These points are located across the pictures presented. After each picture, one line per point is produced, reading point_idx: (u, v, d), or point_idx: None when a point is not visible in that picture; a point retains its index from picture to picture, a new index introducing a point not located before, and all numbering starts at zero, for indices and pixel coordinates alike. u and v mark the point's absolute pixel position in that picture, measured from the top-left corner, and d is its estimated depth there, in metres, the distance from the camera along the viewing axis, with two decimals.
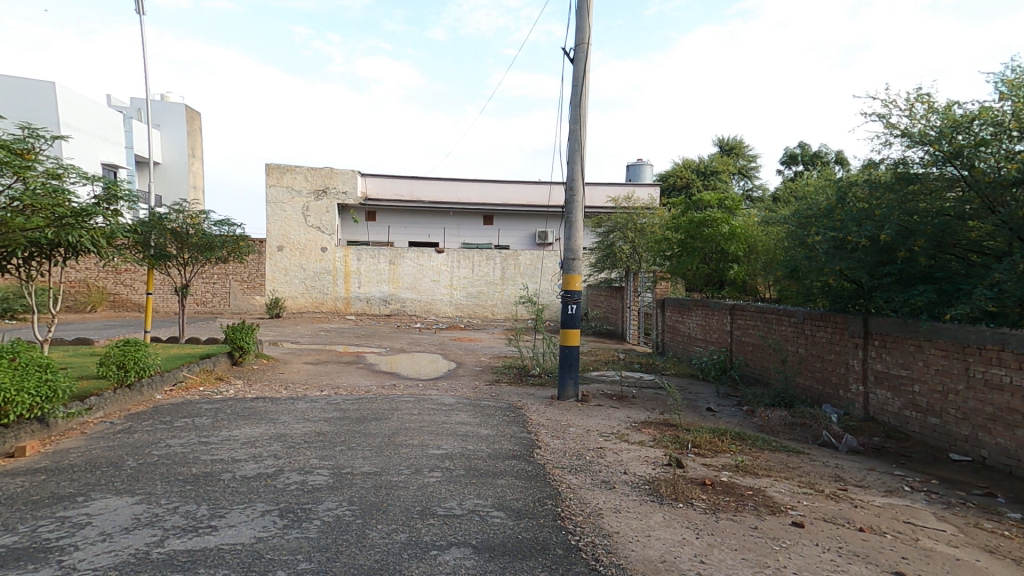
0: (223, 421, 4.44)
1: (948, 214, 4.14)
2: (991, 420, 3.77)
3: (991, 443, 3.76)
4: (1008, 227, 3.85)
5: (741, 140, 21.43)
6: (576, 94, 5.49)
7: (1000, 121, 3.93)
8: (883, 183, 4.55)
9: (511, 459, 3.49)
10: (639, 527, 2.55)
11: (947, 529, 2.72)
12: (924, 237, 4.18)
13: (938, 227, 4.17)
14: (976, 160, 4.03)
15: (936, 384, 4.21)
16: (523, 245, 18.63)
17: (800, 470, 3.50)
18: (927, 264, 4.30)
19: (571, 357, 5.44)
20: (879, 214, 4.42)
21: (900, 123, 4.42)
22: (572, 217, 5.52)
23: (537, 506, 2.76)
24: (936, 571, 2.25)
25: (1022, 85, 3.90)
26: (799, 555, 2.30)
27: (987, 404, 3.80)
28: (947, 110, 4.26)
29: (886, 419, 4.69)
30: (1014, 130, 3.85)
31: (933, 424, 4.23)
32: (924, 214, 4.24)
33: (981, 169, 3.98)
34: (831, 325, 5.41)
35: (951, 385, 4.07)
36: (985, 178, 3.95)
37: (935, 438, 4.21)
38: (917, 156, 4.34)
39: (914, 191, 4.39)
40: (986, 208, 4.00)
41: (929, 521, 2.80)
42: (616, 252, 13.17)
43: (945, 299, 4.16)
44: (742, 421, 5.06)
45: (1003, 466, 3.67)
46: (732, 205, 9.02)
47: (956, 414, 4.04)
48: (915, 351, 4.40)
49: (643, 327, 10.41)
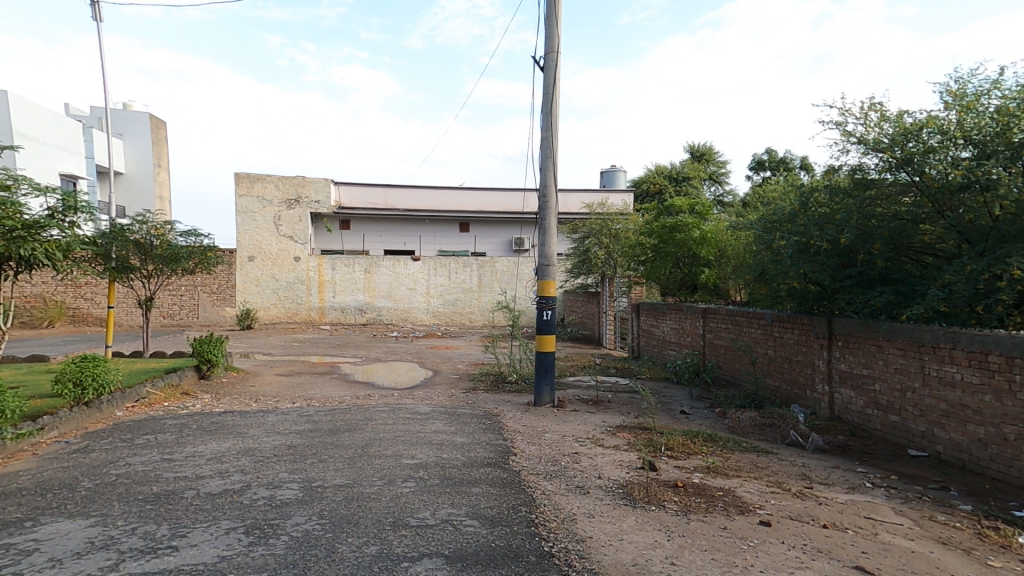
0: (187, 437, 4.33)
1: (903, 218, 4.31)
2: (945, 416, 3.91)
3: (945, 439, 3.91)
4: (957, 231, 4.07)
5: (711, 147, 21.85)
6: (547, 102, 5.54)
7: (946, 129, 4.10)
8: (842, 190, 4.70)
9: (486, 467, 3.48)
10: (612, 531, 2.57)
11: (904, 523, 2.80)
12: (881, 241, 4.33)
13: (894, 231, 4.32)
14: (925, 166, 4.17)
15: (895, 382, 4.35)
16: (499, 252, 18.65)
17: (769, 470, 3.56)
18: (885, 267, 4.45)
19: (546, 363, 5.44)
20: (839, 218, 4.56)
21: (856, 132, 4.57)
22: (545, 224, 5.55)
23: (511, 513, 2.76)
24: (893, 564, 2.32)
25: (966, 95, 4.08)
26: (765, 553, 2.35)
27: (941, 401, 3.94)
28: (899, 119, 4.42)
29: (850, 418, 4.82)
30: (959, 138, 4.02)
31: (893, 421, 4.36)
32: (880, 219, 4.39)
33: (931, 176, 4.13)
34: (797, 327, 5.54)
35: (909, 384, 4.21)
36: (935, 184, 4.09)
37: (895, 435, 4.34)
38: (872, 162, 4.49)
39: (870, 196, 4.52)
40: (936, 213, 4.17)
41: (888, 516, 2.88)
42: (591, 258, 13.23)
43: (902, 299, 4.31)
44: (714, 422, 5.14)
45: (959, 461, 3.80)
46: (703, 210, 9.17)
47: (914, 411, 4.17)
48: (876, 351, 4.54)
49: (619, 332, 10.49)
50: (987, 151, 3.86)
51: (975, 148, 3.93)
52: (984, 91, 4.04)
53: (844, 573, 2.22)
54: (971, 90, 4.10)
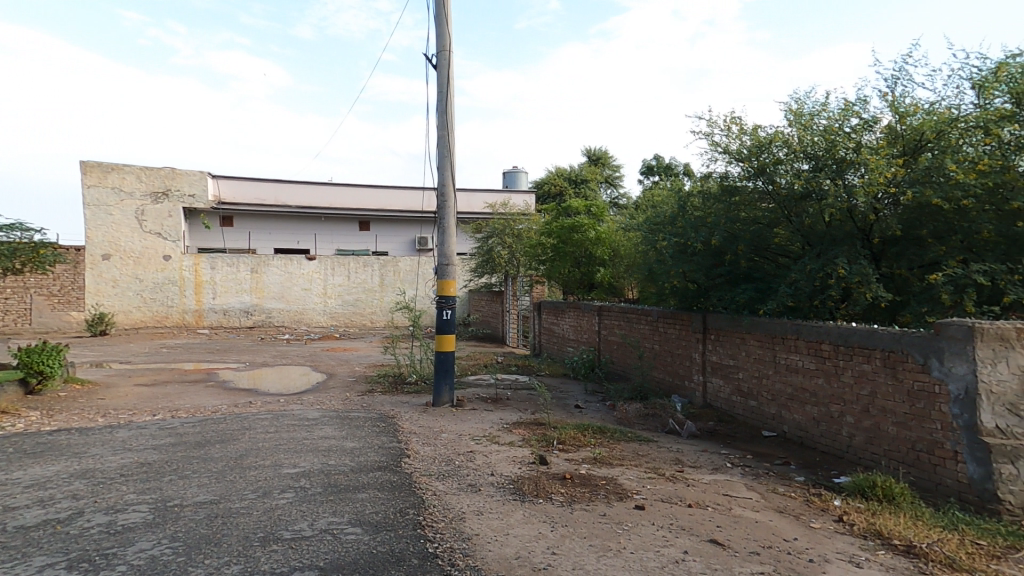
0: (7, 462, 3.78)
1: (760, 223, 4.83)
2: (791, 400, 4.45)
3: (791, 419, 4.45)
4: (801, 235, 4.70)
5: (607, 151, 22.96)
6: (441, 100, 5.50)
7: (790, 144, 4.64)
8: (712, 196, 5.14)
9: (375, 471, 3.38)
10: (499, 526, 2.60)
11: (753, 496, 3.11)
12: (744, 243, 4.84)
13: (754, 235, 4.86)
14: (776, 175, 4.67)
15: (754, 370, 4.85)
16: (403, 251, 18.27)
17: (648, 457, 3.80)
18: (747, 266, 4.97)
19: (446, 363, 5.40)
20: (711, 222, 4.98)
21: (721, 142, 4.99)
22: (444, 223, 5.52)
23: (397, 517, 2.70)
24: (742, 535, 2.57)
25: (804, 113, 4.64)
26: (637, 535, 2.50)
27: (788, 385, 4.48)
28: (754, 132, 4.90)
29: (719, 405, 5.29)
30: (800, 153, 4.60)
31: (753, 406, 4.86)
32: (742, 223, 4.91)
33: (780, 184, 4.65)
34: (678, 323, 5.96)
35: (764, 371, 4.72)
36: (785, 193, 4.63)
37: (753, 418, 4.84)
38: (735, 171, 4.94)
39: (735, 202, 5.01)
40: (784, 218, 4.78)
41: (741, 491, 3.18)
42: (495, 257, 13.36)
43: (760, 295, 4.84)
44: (604, 415, 5.39)
45: (799, 438, 4.37)
46: (598, 211, 9.56)
47: (768, 396, 4.69)
48: (739, 343, 5.01)
49: (522, 330, 10.70)
50: (822, 165, 4.45)
51: (813, 162, 4.51)
52: (817, 111, 4.64)
53: (702, 546, 2.42)
54: (807, 110, 4.66)
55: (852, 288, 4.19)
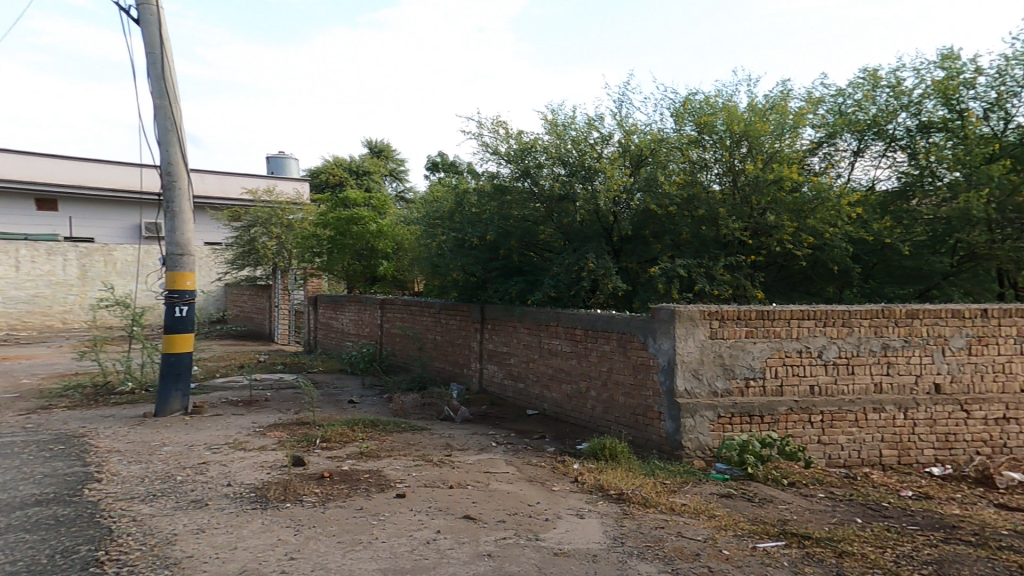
0: None
1: (528, 220, 5.46)
2: (551, 379, 5.19)
3: (549, 397, 5.21)
4: (560, 232, 5.50)
5: (389, 145, 22.75)
6: (154, 63, 5.08)
7: (550, 151, 5.36)
8: (486, 194, 5.53)
9: (29, 509, 2.75)
10: (226, 540, 2.37)
11: (508, 470, 3.45)
12: (515, 238, 5.42)
13: (523, 231, 5.46)
14: (539, 177, 5.33)
15: (523, 356, 5.44)
16: (126, 237, 17.14)
17: (418, 445, 3.85)
18: (518, 260, 5.59)
19: (180, 365, 5.03)
20: (485, 219, 5.43)
21: (492, 145, 5.36)
22: (175, 206, 5.18)
23: (59, 560, 2.22)
24: (492, 508, 2.83)
25: (560, 124, 5.37)
26: (388, 526, 2.53)
27: (548, 367, 5.21)
28: (521, 134, 5.42)
29: (493, 390, 5.73)
30: (558, 159, 5.35)
31: (520, 388, 5.46)
32: (514, 220, 5.44)
33: (543, 185, 5.32)
34: (459, 315, 6.19)
35: (531, 356, 5.35)
36: (549, 193, 5.34)
37: (519, 398, 5.47)
38: (506, 170, 5.42)
39: (506, 200, 5.50)
40: (547, 216, 5.49)
41: (501, 467, 3.50)
42: (259, 248, 12.19)
43: (529, 286, 5.49)
44: (379, 408, 5.28)
45: (556, 413, 5.13)
46: (378, 203, 9.38)
47: (532, 378, 5.35)
48: (511, 332, 5.52)
49: (293, 326, 9.97)
50: (575, 170, 5.27)
51: (567, 167, 5.30)
52: (569, 122, 5.39)
53: (455, 524, 2.60)
54: (561, 121, 5.38)
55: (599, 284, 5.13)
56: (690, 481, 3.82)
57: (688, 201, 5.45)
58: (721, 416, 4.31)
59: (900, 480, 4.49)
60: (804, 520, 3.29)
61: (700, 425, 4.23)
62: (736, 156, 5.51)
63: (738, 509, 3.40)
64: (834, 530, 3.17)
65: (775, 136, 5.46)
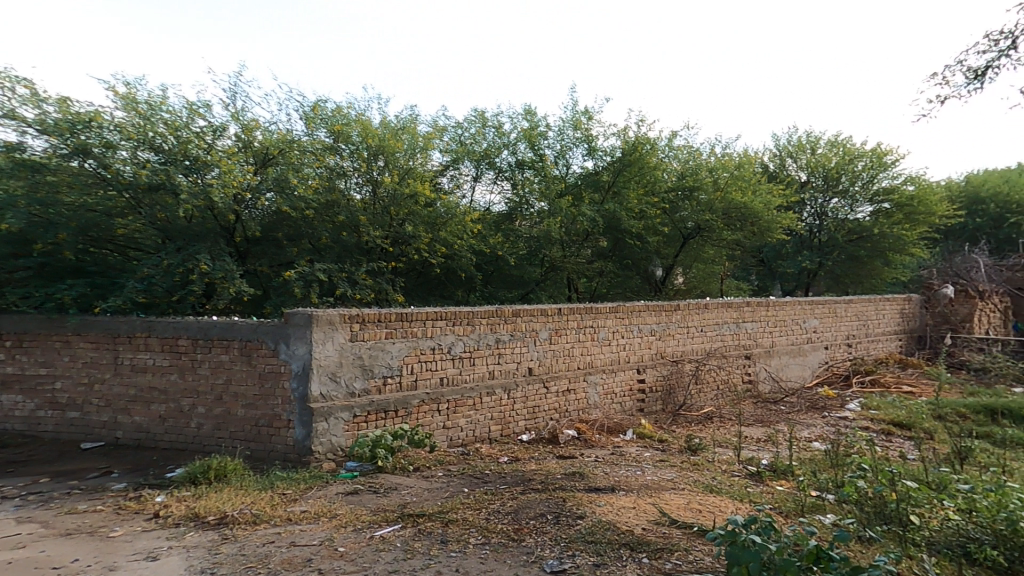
0: None
1: (92, 210, 7.19)
2: (129, 404, 6.31)
3: (123, 425, 6.33)
4: (158, 228, 7.62)
5: None
6: None
7: (123, 132, 7.33)
8: (5, 167, 6.88)
9: None
10: None
11: (34, 528, 4.44)
12: (64, 230, 6.88)
13: (78, 222, 7.02)
14: (106, 161, 7.20)
15: (82, 378, 6.45)
16: None
17: None
18: (73, 259, 7.20)
19: None
20: (13, 203, 6.71)
21: (36, 123, 6.94)
22: None
23: None
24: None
25: (132, 107, 7.54)
26: None
27: (128, 388, 6.32)
28: (59, 116, 7.08)
29: (24, 424, 6.64)
30: (134, 145, 7.40)
31: (74, 416, 6.48)
32: (63, 211, 6.95)
33: (113, 169, 7.21)
34: (37, 351, 6.60)
35: (96, 378, 6.43)
36: (123, 179, 7.24)
37: (74, 429, 6.47)
38: (36, 147, 7.02)
39: (42, 177, 6.99)
40: (122, 209, 7.41)
41: (15, 529, 4.44)
42: None
43: (97, 290, 7.12)
44: None
45: (136, 439, 6.27)
46: None
47: (96, 404, 6.43)
48: (60, 349, 6.53)
49: None
50: (163, 159, 7.51)
51: (156, 154, 7.50)
52: (131, 109, 7.56)
53: None
54: (129, 105, 7.53)
55: (201, 275, 7.27)
56: (315, 486, 5.14)
57: (293, 200, 8.34)
58: (357, 416, 5.93)
59: (489, 455, 6.72)
60: (419, 498, 4.90)
61: (333, 427, 5.77)
62: (374, 169, 9.57)
63: (363, 501, 4.80)
64: (444, 503, 4.80)
65: (407, 156, 9.83)
